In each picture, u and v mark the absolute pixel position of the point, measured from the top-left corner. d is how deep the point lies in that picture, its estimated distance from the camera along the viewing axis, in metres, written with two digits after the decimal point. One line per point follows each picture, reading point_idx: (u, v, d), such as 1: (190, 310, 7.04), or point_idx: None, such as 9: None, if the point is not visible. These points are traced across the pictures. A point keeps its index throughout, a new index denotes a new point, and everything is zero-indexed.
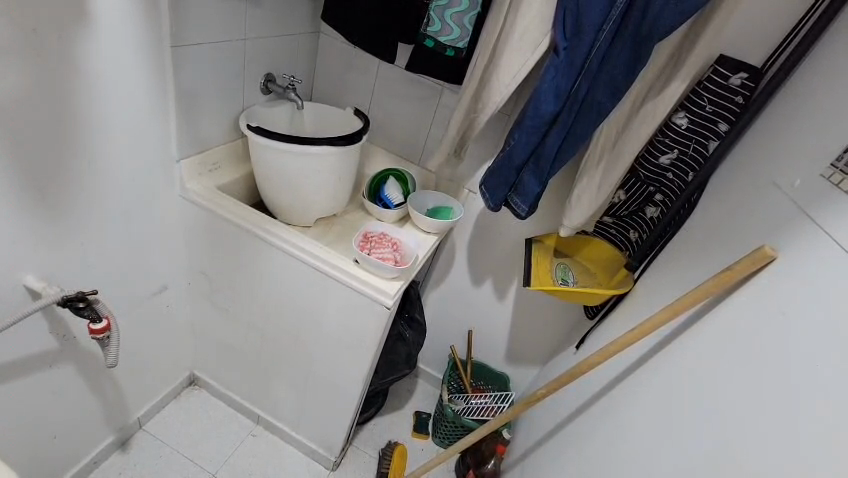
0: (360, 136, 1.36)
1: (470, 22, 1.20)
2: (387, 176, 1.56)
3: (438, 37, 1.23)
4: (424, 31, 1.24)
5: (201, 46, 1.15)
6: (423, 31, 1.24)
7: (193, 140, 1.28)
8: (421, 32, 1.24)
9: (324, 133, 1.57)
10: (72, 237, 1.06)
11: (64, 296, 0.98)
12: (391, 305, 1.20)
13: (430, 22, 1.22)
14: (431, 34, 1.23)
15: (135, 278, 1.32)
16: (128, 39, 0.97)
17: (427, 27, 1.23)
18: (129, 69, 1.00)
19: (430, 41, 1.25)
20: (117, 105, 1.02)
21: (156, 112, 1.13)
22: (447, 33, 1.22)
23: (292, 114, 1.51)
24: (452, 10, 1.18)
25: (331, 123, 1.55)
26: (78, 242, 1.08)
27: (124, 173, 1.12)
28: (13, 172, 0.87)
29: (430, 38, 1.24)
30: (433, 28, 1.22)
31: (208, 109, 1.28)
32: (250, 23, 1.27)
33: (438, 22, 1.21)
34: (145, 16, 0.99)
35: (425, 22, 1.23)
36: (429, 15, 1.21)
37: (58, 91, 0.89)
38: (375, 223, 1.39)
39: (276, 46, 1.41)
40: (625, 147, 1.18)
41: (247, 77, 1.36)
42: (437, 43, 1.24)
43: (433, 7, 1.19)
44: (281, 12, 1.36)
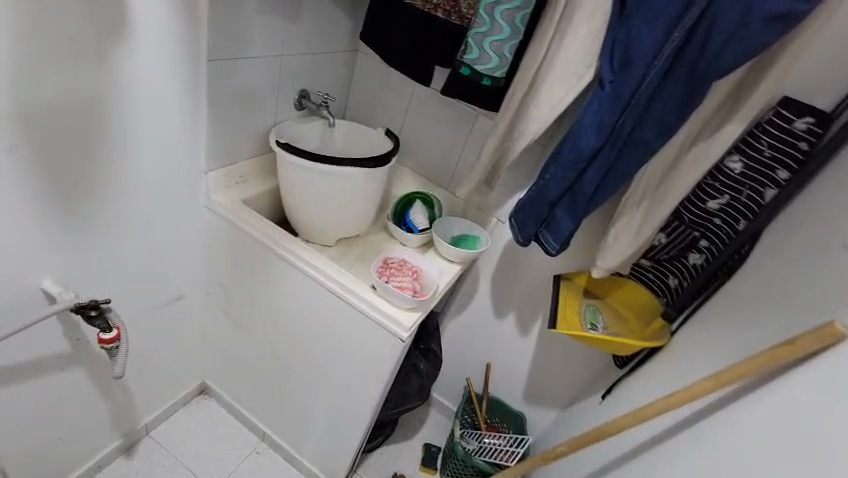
0: (389, 158, 1.33)
1: (510, 51, 1.16)
2: (413, 199, 1.52)
3: (475, 64, 1.19)
4: (460, 58, 1.20)
5: (237, 59, 1.15)
6: (459, 58, 1.20)
7: (223, 152, 1.28)
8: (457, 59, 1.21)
9: (353, 153, 1.54)
10: (92, 243, 1.06)
11: (78, 303, 0.97)
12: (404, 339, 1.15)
13: (468, 49, 1.18)
14: (467, 61, 1.19)
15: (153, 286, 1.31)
16: (163, 47, 0.97)
17: (463, 54, 1.19)
18: (163, 80, 1.01)
19: (466, 69, 1.21)
20: (149, 111, 1.02)
21: (187, 124, 1.13)
22: (483, 62, 1.18)
23: (325, 132, 1.49)
24: (492, 38, 1.14)
25: (361, 143, 1.53)
26: (99, 249, 1.08)
27: (149, 181, 1.12)
28: (36, 175, 0.86)
29: (466, 65, 1.20)
30: (470, 55, 1.18)
31: (239, 122, 1.27)
32: (288, 40, 1.27)
33: (476, 50, 1.17)
34: (183, 26, 0.98)
35: (462, 49, 1.19)
36: (466, 43, 1.18)
37: (89, 98, 0.89)
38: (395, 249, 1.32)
39: (313, 63, 1.41)
40: (670, 188, 1.09)
41: (281, 92, 1.35)
42: (473, 71, 1.20)
43: (471, 34, 1.16)
44: (321, 30, 1.36)
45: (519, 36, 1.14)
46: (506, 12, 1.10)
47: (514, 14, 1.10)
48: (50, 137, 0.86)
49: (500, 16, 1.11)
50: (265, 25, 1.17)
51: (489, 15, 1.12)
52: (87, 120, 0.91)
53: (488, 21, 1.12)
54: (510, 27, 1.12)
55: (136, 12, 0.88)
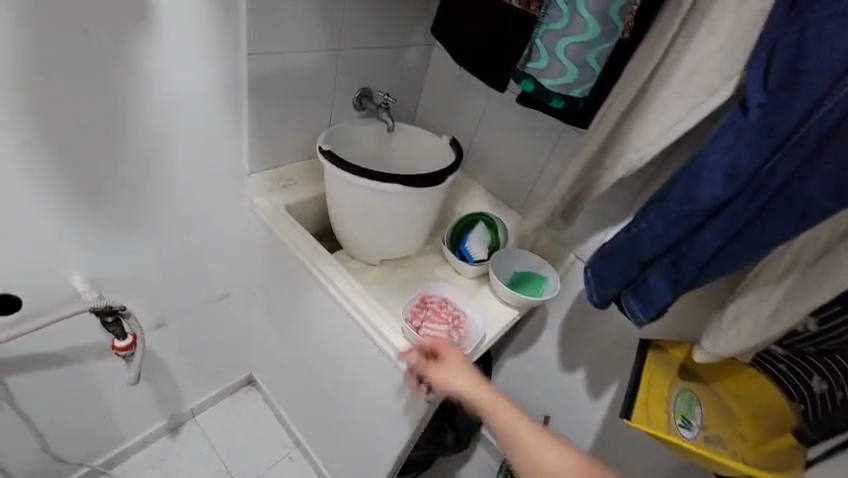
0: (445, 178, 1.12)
1: (592, 61, 0.79)
2: (474, 221, 1.30)
3: (541, 75, 0.86)
4: (521, 66, 0.88)
5: (284, 55, 1.03)
6: (520, 67, 0.88)
7: (269, 154, 1.18)
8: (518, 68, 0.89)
9: (416, 161, 1.37)
10: (121, 245, 1.03)
11: (93, 307, 0.93)
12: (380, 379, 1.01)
13: (533, 54, 0.85)
14: (531, 70, 0.86)
15: (193, 287, 1.28)
16: (195, 39, 0.87)
17: (527, 61, 0.87)
18: (196, 76, 0.92)
19: (528, 82, 0.88)
20: (181, 109, 0.94)
21: (226, 124, 1.04)
22: (550, 74, 0.84)
23: (385, 135, 1.33)
24: (568, 38, 0.79)
25: (422, 149, 1.35)
26: (129, 251, 1.05)
27: (185, 183, 1.06)
28: (54, 174, 0.83)
29: (528, 78, 0.87)
30: (536, 62, 0.85)
31: (284, 120, 1.15)
32: (343, 32, 1.11)
33: (543, 56, 0.83)
34: (216, 15, 0.87)
35: (526, 54, 0.86)
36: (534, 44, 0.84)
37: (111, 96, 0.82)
38: (437, 287, 1.12)
39: (377, 58, 1.25)
40: (838, 267, 0.73)
41: (336, 90, 1.22)
42: (538, 85, 0.87)
43: (541, 33, 0.82)
44: (387, 21, 1.19)
45: (613, 38, 0.77)
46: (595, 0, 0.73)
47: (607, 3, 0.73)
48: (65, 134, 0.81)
49: (583, 6, 0.75)
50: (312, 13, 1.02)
51: (568, 5, 0.76)
52: (110, 118, 0.85)
53: (566, 14, 0.77)
54: (596, 24, 0.75)
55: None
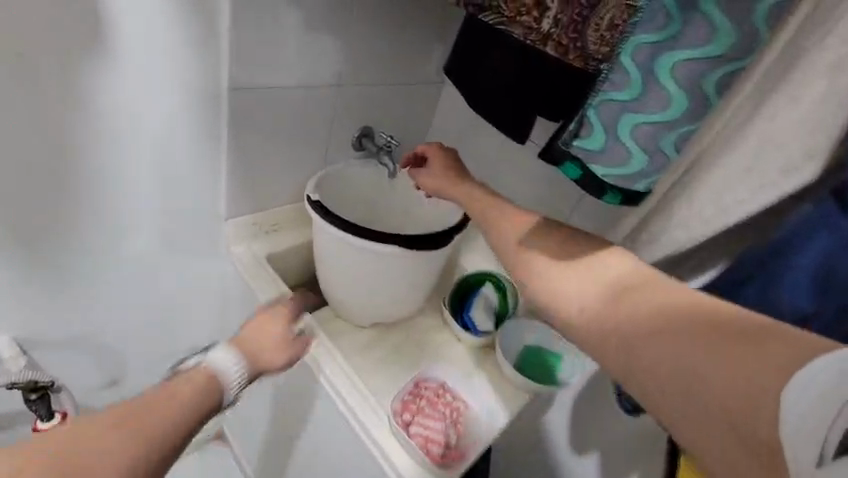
0: (445, 244, 0.96)
1: (670, 146, 0.57)
2: (480, 281, 1.13)
3: (593, 157, 0.60)
4: (561, 146, 0.63)
5: (272, 88, 0.90)
6: (560, 146, 0.63)
7: (251, 196, 1.03)
8: (555, 146, 0.64)
9: (420, 210, 1.22)
10: (63, 301, 0.87)
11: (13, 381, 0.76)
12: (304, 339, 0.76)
13: (583, 130, 0.60)
14: (579, 150, 0.61)
15: (157, 348, 1.11)
16: (160, 67, 0.74)
17: (571, 138, 0.61)
18: (165, 109, 0.79)
19: (571, 166, 0.63)
20: (142, 147, 0.80)
21: (201, 164, 0.90)
22: (607, 159, 0.59)
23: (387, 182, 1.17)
24: (637, 115, 0.56)
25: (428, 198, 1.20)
26: (73, 308, 0.90)
27: (148, 229, 0.91)
28: None
29: (573, 161, 0.63)
30: (586, 142, 0.60)
31: (268, 161, 1.01)
32: (340, 65, 0.98)
33: (597, 135, 0.59)
34: (186, 40, 0.75)
35: (569, 129, 0.61)
36: (586, 116, 0.59)
37: (51, 129, 0.69)
38: (431, 369, 1.02)
39: (381, 96, 1.11)
40: None
41: (331, 130, 1.07)
42: (585, 170, 0.62)
43: (595, 104, 0.58)
44: (395, 56, 1.06)
45: (702, 116, 0.55)
46: (679, 67, 0.52)
47: (697, 72, 0.52)
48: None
49: (664, 75, 0.53)
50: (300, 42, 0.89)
51: (641, 69, 0.54)
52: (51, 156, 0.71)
53: (637, 81, 0.54)
54: (683, 98, 0.54)
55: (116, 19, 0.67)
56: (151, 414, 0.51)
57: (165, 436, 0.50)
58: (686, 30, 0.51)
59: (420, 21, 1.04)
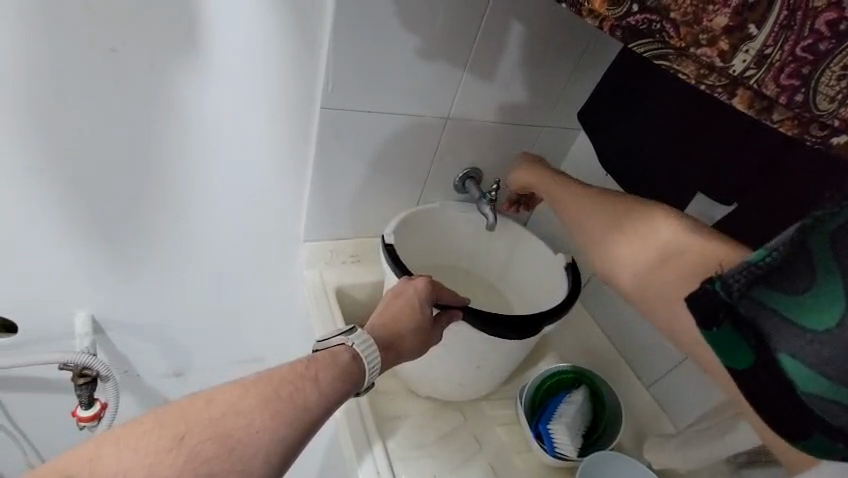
0: (537, 332, 0.78)
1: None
2: (571, 380, 0.91)
3: (797, 341, 0.28)
4: (723, 292, 0.31)
5: (366, 114, 0.81)
6: (720, 291, 0.31)
7: (331, 225, 0.95)
8: (705, 285, 0.32)
9: (528, 286, 0.99)
10: (132, 296, 0.90)
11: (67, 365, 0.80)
12: (359, 347, 0.59)
13: (788, 274, 0.29)
14: (771, 309, 0.29)
15: (215, 361, 1.07)
16: (246, 76, 0.72)
17: (751, 284, 0.30)
18: (251, 118, 0.76)
19: (728, 340, 0.32)
20: (223, 156, 0.79)
21: (283, 181, 0.86)
22: (844, 351, 0.27)
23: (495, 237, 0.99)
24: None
25: (540, 272, 0.96)
26: (142, 305, 0.92)
27: (222, 237, 0.89)
28: (65, 197, 0.74)
29: (741, 330, 0.31)
30: (794, 302, 0.29)
31: (356, 193, 0.92)
32: (452, 101, 0.85)
33: (833, 289, 0.27)
34: (275, 53, 0.71)
35: (746, 266, 0.31)
36: (809, 247, 0.28)
37: (134, 125, 0.71)
38: None
39: (497, 137, 0.94)
40: None
41: (433, 169, 0.94)
42: (772, 362, 0.30)
43: (839, 221, 0.27)
44: (519, 95, 0.89)
45: None
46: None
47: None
48: (75, 161, 0.71)
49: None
50: (411, 68, 0.78)
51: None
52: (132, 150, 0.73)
53: None
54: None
55: (204, 22, 0.66)
56: (230, 416, 0.47)
57: (256, 429, 0.47)
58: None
59: (557, 55, 0.85)
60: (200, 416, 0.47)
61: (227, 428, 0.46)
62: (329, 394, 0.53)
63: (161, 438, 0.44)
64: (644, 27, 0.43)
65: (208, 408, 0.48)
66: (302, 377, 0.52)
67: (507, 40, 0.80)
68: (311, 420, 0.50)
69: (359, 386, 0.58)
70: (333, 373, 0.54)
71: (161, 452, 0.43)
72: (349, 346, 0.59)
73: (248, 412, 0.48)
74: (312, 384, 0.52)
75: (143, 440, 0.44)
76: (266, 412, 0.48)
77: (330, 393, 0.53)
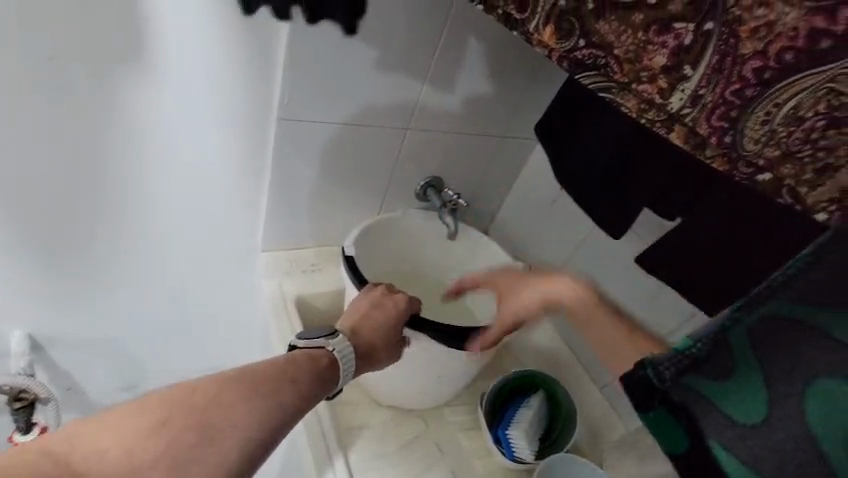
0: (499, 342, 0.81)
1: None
2: (529, 385, 0.93)
3: (727, 431, 0.27)
4: (655, 377, 0.30)
5: (326, 124, 0.79)
6: (652, 376, 0.30)
7: (291, 234, 0.93)
8: (639, 371, 0.31)
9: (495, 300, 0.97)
10: (74, 312, 0.85)
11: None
12: (338, 352, 0.59)
13: (714, 365, 0.28)
14: (701, 395, 0.28)
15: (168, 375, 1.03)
16: (198, 85, 0.69)
17: (683, 371, 0.29)
18: (203, 127, 0.73)
19: (664, 424, 0.30)
20: (172, 164, 0.75)
21: (239, 190, 0.83)
22: (772, 450, 0.26)
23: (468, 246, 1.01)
24: (816, 380, 0.25)
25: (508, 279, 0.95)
26: (84, 321, 0.87)
27: (174, 248, 0.85)
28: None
29: (675, 415, 0.29)
30: (719, 391, 0.28)
31: (316, 202, 0.90)
32: (414, 111, 0.85)
33: (754, 379, 0.27)
34: (228, 61, 0.69)
35: (675, 353, 0.30)
36: (727, 341, 0.28)
37: (71, 132, 0.67)
38: None
39: (458, 147, 0.94)
40: None
41: (394, 176, 0.94)
42: (704, 452, 0.28)
43: (753, 320, 0.28)
44: (479, 106, 0.90)
45: None
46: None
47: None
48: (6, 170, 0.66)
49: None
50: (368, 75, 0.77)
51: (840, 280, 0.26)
52: (70, 158, 0.69)
53: None
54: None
55: (150, 29, 0.63)
56: (212, 405, 0.46)
57: (234, 421, 0.46)
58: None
59: (516, 70, 0.87)
60: (180, 404, 0.45)
61: (211, 417, 0.45)
62: (309, 392, 0.53)
63: (141, 421, 0.43)
64: (590, 61, 0.44)
65: (192, 395, 0.46)
66: (284, 373, 0.52)
67: (469, 53, 0.81)
68: (289, 415, 0.50)
69: (333, 389, 0.57)
70: (312, 373, 0.55)
71: (144, 436, 0.42)
72: (329, 350, 0.59)
73: (231, 403, 0.47)
74: (291, 382, 0.52)
75: (124, 424, 0.42)
76: (249, 403, 0.48)
77: (308, 392, 0.53)
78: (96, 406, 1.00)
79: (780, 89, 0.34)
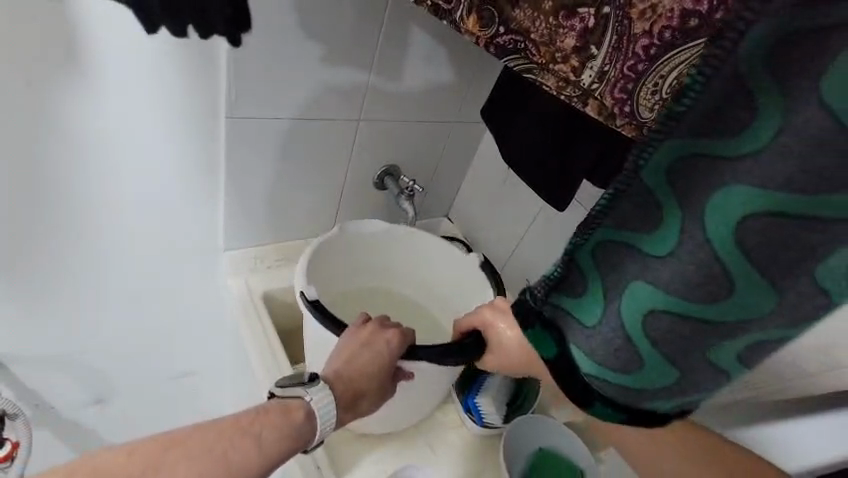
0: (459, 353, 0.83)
1: (722, 361, 0.27)
2: None
3: (578, 336, 0.29)
4: (530, 299, 0.31)
5: (278, 119, 0.81)
6: (528, 299, 0.31)
7: (252, 231, 0.94)
8: (521, 296, 0.32)
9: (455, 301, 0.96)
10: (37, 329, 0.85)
11: None
12: (315, 403, 0.58)
13: (569, 285, 0.29)
14: (563, 312, 0.29)
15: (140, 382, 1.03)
16: (140, 86, 0.70)
17: (548, 293, 0.30)
18: (150, 129, 0.74)
19: (536, 338, 0.32)
20: (122, 169, 0.75)
21: (195, 191, 0.84)
22: (611, 347, 0.28)
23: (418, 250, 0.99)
24: (634, 284, 0.26)
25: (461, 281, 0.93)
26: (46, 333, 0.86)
27: (134, 253, 0.85)
28: None
29: (543, 330, 0.31)
30: (572, 306, 0.29)
31: (275, 198, 0.92)
32: (364, 103, 0.88)
33: (597, 293, 0.28)
34: (168, 61, 0.69)
35: (542, 278, 0.30)
36: (574, 260, 0.28)
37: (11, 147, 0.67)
38: None
39: (411, 135, 0.98)
40: None
41: (350, 168, 0.96)
42: (564, 355, 0.31)
43: (596, 237, 0.27)
44: (427, 94, 0.93)
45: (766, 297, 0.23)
46: (743, 229, 0.22)
47: (773, 246, 0.22)
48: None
49: (724, 247, 0.23)
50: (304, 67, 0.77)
51: (649, 195, 0.24)
52: (13, 169, 0.69)
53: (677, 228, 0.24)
54: (763, 285, 0.23)
55: (84, 33, 0.63)
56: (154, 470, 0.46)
57: None
58: (711, 168, 0.22)
59: (460, 57, 0.91)
60: (120, 467, 0.45)
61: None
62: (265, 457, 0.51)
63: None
64: (512, 46, 0.49)
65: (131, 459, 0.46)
66: (237, 434, 0.51)
67: (412, 44, 0.84)
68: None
69: (306, 441, 0.57)
70: (274, 431, 0.53)
71: None
72: (306, 401, 0.57)
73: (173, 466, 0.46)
74: (242, 440, 0.51)
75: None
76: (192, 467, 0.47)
77: (269, 455, 0.52)
78: (75, 423, 1.00)
79: (666, 61, 0.39)
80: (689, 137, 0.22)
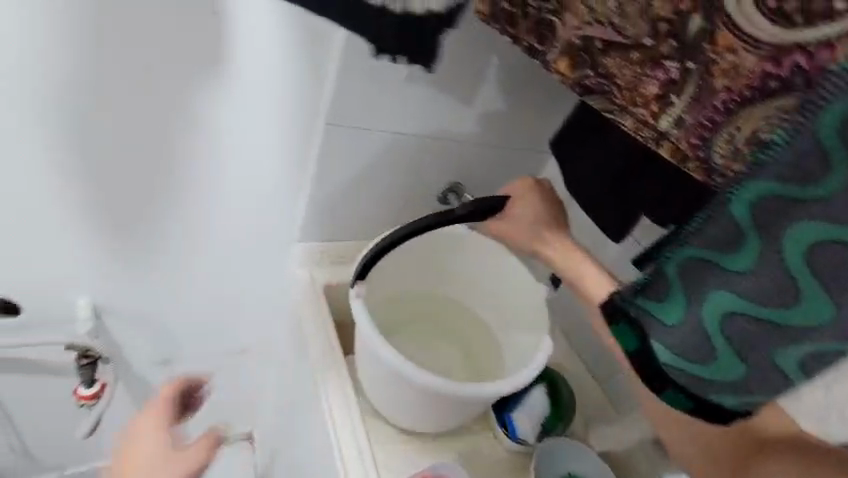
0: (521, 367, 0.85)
1: (778, 357, 0.44)
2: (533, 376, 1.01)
3: (660, 330, 0.49)
4: (621, 300, 0.52)
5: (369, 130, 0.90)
6: (621, 302, 0.52)
7: (325, 227, 1.03)
8: (615, 300, 0.52)
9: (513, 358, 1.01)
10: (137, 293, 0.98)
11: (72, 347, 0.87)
12: None
13: (657, 292, 0.49)
14: (647, 311, 0.50)
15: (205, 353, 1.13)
16: (263, 89, 0.81)
17: (638, 294, 0.50)
18: (264, 127, 0.85)
19: (625, 331, 0.52)
20: (235, 159, 0.87)
21: (287, 184, 0.94)
22: (683, 334, 0.48)
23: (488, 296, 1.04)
24: (709, 291, 0.46)
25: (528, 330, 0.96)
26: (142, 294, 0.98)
27: (227, 233, 0.96)
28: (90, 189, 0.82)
29: (633, 324, 0.51)
30: (657, 306, 0.49)
31: (351, 200, 1.01)
32: (442, 123, 0.96)
33: (679, 298, 0.48)
34: (290, 70, 0.80)
35: (636, 284, 0.51)
36: (665, 272, 0.48)
37: (146, 135, 0.79)
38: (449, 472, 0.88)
39: (480, 157, 1.04)
40: None
41: (420, 181, 1.04)
42: (647, 343, 0.50)
43: (683, 260, 0.47)
44: (499, 121, 1.00)
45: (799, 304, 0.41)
46: (812, 251, 0.40)
47: (828, 266, 0.39)
48: None
49: (795, 265, 0.41)
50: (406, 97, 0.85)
51: (740, 226, 0.43)
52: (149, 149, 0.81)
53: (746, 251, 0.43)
54: (814, 296, 0.40)
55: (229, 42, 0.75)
56: None
57: None
58: (789, 209, 0.40)
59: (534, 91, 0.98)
60: None
61: None
62: None
63: None
64: (597, 88, 0.55)
65: None
66: None
67: (492, 75, 0.92)
68: None
69: None
70: None
71: None
72: None
73: None
74: None
75: None
76: None
77: None
78: (146, 386, 1.12)
79: (764, 104, 0.44)
80: (774, 181, 0.41)
